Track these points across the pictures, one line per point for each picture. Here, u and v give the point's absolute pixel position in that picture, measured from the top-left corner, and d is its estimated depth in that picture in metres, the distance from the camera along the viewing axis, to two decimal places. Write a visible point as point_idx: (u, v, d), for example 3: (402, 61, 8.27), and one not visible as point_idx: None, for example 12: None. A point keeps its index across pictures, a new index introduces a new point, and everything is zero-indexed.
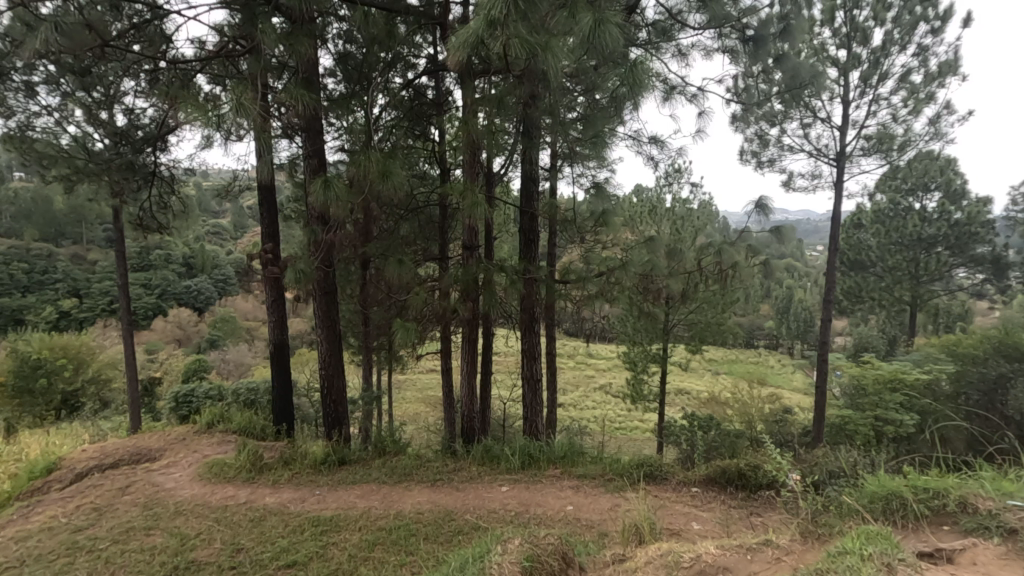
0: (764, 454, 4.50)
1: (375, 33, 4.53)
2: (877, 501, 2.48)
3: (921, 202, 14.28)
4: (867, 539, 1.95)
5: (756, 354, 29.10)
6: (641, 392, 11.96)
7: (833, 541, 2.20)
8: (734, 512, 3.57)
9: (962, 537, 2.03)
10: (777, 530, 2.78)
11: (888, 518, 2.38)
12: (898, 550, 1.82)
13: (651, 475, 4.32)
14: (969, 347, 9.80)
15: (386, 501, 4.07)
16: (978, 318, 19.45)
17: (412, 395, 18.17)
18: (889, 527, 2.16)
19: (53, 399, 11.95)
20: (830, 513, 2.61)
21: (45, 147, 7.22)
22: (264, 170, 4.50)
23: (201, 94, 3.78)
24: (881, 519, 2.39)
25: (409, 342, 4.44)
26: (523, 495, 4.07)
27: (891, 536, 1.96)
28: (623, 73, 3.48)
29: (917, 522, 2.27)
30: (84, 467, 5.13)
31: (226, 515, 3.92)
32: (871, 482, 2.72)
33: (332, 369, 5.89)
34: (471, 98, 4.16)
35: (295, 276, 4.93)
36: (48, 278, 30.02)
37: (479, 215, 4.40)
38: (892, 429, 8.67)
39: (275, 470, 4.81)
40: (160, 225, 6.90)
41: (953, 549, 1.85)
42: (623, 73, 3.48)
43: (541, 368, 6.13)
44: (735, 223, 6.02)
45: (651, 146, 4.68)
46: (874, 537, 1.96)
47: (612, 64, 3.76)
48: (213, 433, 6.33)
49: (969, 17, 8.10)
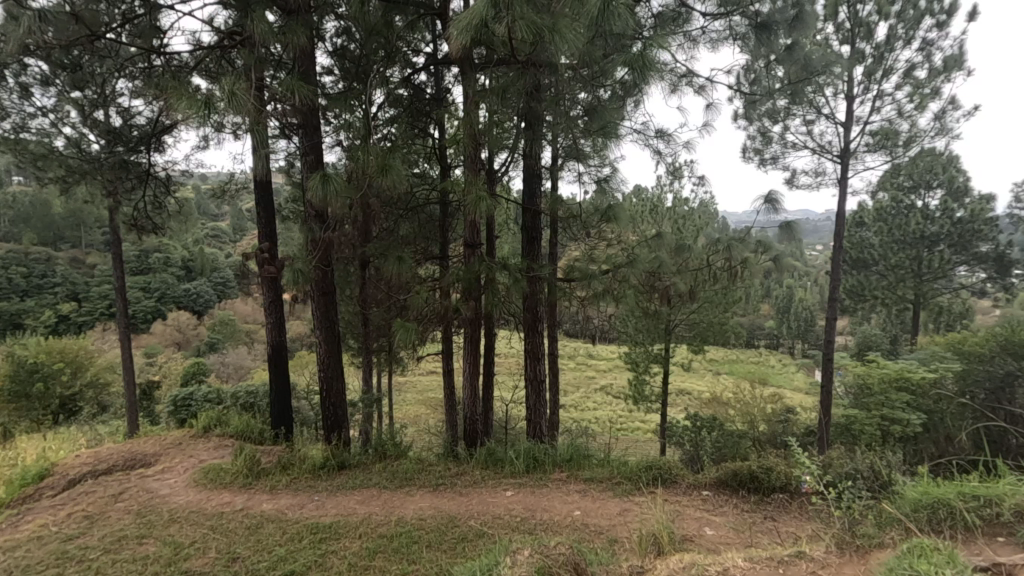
0: (775, 456, 4.40)
1: (374, 26, 4.45)
2: (921, 509, 2.36)
3: (923, 200, 14.17)
4: (920, 558, 1.81)
5: (757, 355, 28.93)
6: (643, 393, 11.81)
7: (875, 556, 2.07)
8: (749, 519, 3.44)
9: (1022, 551, 1.91)
10: (803, 541, 2.66)
11: (934, 528, 2.27)
12: (964, 569, 1.68)
13: (660, 478, 4.19)
14: (976, 346, 9.65)
15: (387, 507, 3.95)
16: (979, 318, 19.36)
17: (412, 397, 18.04)
18: (940, 538, 2.06)
19: (50, 404, 11.83)
20: (867, 523, 2.48)
21: (41, 150, 7.10)
22: (260, 166, 4.37)
23: (192, 86, 3.64)
24: (926, 529, 2.27)
25: (409, 343, 4.31)
26: (528, 500, 3.94)
27: (948, 550, 1.85)
28: (631, 59, 3.38)
29: (969, 532, 2.16)
30: (77, 473, 4.99)
31: (222, 523, 3.79)
32: (913, 488, 2.60)
33: (332, 371, 5.76)
34: (473, 92, 4.05)
35: (293, 275, 4.82)
36: (47, 283, 29.89)
37: (483, 211, 4.27)
38: (899, 428, 8.58)
39: (273, 475, 4.68)
40: (156, 227, 6.77)
41: (1015, 564, 1.73)
42: (631, 59, 3.38)
43: (544, 369, 6.00)
44: (738, 221, 5.85)
45: (658, 140, 4.55)
46: (931, 554, 1.83)
47: (618, 52, 3.66)
48: (210, 438, 6.20)
49: (975, 11, 7.99)
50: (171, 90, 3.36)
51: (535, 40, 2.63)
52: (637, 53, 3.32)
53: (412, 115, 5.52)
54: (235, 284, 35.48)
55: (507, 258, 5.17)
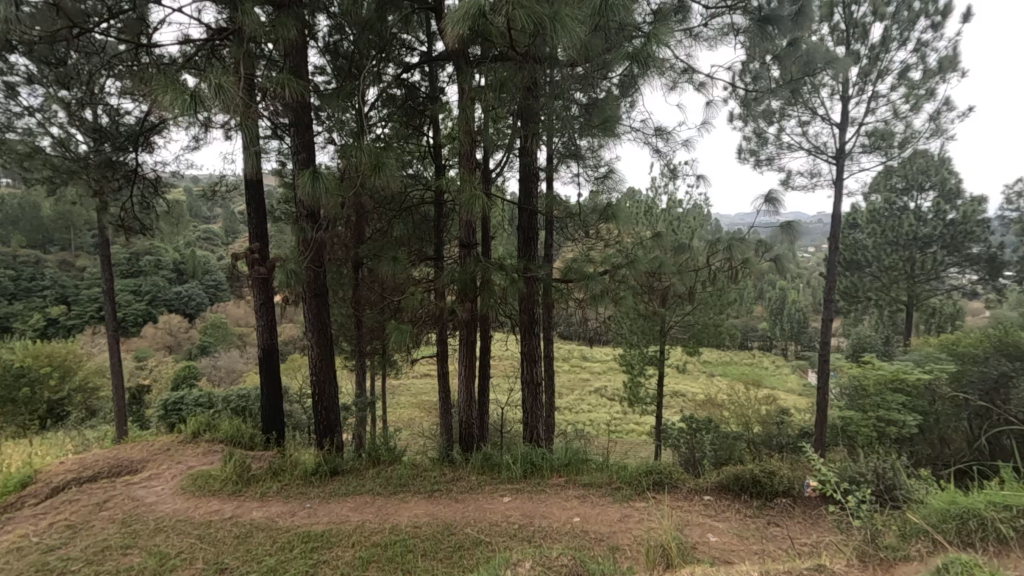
0: (775, 459, 4.34)
1: (367, 20, 4.37)
2: (950, 520, 2.32)
3: (916, 202, 14.20)
4: None
5: (750, 356, 29.00)
6: (638, 396, 11.76)
7: None
8: (753, 524, 3.37)
9: None
10: (820, 555, 2.57)
11: (964, 540, 2.21)
12: None
13: (660, 483, 4.09)
14: (970, 347, 9.66)
15: (380, 515, 3.83)
16: (970, 318, 19.49)
17: (406, 400, 17.90)
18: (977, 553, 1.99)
19: (37, 408, 11.61)
20: (890, 535, 2.40)
21: (28, 150, 6.94)
22: (249, 164, 4.25)
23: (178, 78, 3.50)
24: (956, 542, 2.21)
25: (403, 345, 4.19)
26: (526, 507, 3.84)
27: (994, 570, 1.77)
28: (633, 50, 3.29)
29: (1001, 547, 2.11)
30: (61, 481, 4.84)
31: (209, 532, 3.66)
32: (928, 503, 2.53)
33: (324, 375, 5.63)
34: (469, 87, 3.93)
35: (285, 276, 4.70)
36: (36, 285, 29.49)
37: (479, 209, 4.16)
38: (895, 430, 8.59)
39: (263, 482, 4.56)
40: (144, 228, 6.62)
41: None
42: (633, 49, 3.29)
43: (541, 372, 5.92)
44: (732, 223, 5.80)
45: (657, 138, 4.47)
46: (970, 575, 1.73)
47: (618, 45, 3.57)
48: (199, 443, 6.06)
49: (970, 12, 8.00)
50: (153, 82, 3.20)
51: (535, 29, 2.54)
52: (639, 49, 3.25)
53: (407, 113, 5.45)
54: (227, 286, 35.19)
55: (503, 258, 5.07)
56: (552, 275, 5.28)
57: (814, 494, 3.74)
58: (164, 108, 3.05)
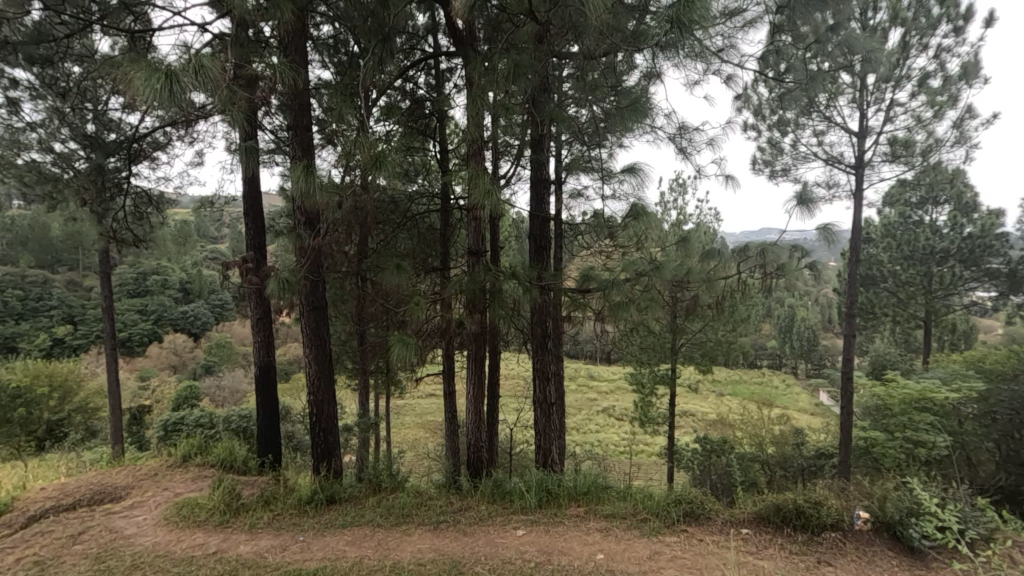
0: (814, 487, 3.95)
1: (370, 8, 4.12)
2: None
3: (931, 216, 13.85)
4: None
5: (760, 374, 28.42)
6: (651, 416, 11.30)
7: None
8: (802, 566, 2.99)
9: None
10: None
11: None
12: None
13: (691, 514, 3.67)
14: (997, 363, 9.21)
15: (381, 550, 3.45)
16: (985, 337, 19.01)
17: (411, 421, 17.45)
18: None
19: (35, 429, 11.23)
20: None
21: (27, 166, 6.71)
22: (242, 162, 3.96)
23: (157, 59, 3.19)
24: None
25: (407, 360, 3.82)
26: (543, 541, 3.45)
27: None
28: (666, 16, 2.99)
29: None
30: (37, 509, 4.46)
31: (190, 570, 3.29)
32: None
33: (322, 395, 5.27)
34: (480, 75, 3.59)
35: (280, 286, 4.34)
36: (42, 305, 29.28)
37: (491, 207, 3.79)
38: (923, 451, 8.09)
39: (254, 512, 4.18)
40: (137, 240, 6.34)
41: None
42: (666, 16, 2.99)
43: (554, 391, 5.56)
44: (739, 239, 5.44)
45: (683, 134, 4.10)
46: None
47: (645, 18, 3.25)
48: (189, 468, 5.70)
49: (993, 16, 7.75)
50: (126, 66, 2.89)
51: None
52: (677, 13, 2.85)
53: (410, 113, 5.19)
54: (233, 306, 35.05)
55: (514, 266, 4.74)
56: (566, 286, 4.91)
57: (865, 526, 3.36)
58: (136, 89, 2.74)
